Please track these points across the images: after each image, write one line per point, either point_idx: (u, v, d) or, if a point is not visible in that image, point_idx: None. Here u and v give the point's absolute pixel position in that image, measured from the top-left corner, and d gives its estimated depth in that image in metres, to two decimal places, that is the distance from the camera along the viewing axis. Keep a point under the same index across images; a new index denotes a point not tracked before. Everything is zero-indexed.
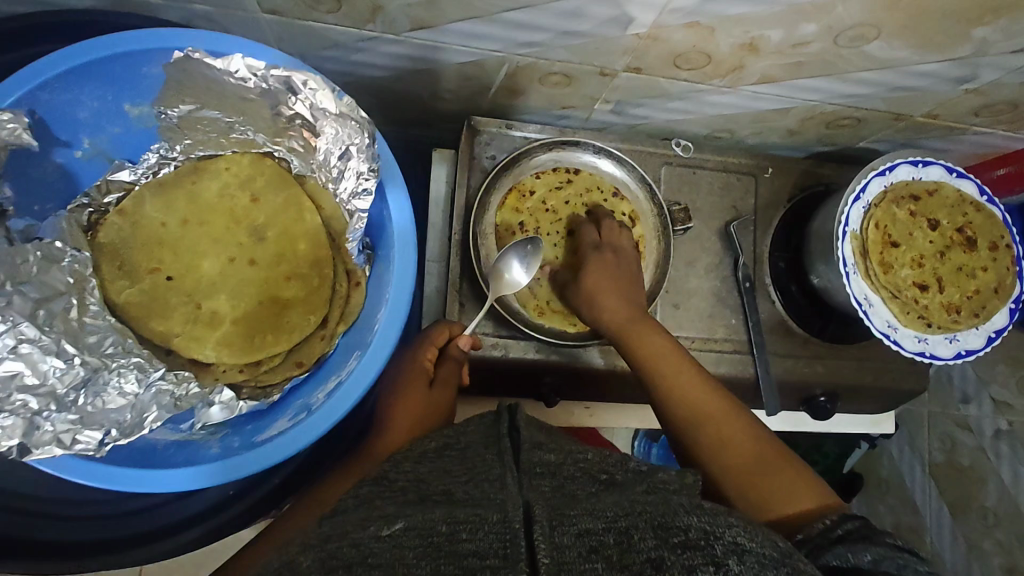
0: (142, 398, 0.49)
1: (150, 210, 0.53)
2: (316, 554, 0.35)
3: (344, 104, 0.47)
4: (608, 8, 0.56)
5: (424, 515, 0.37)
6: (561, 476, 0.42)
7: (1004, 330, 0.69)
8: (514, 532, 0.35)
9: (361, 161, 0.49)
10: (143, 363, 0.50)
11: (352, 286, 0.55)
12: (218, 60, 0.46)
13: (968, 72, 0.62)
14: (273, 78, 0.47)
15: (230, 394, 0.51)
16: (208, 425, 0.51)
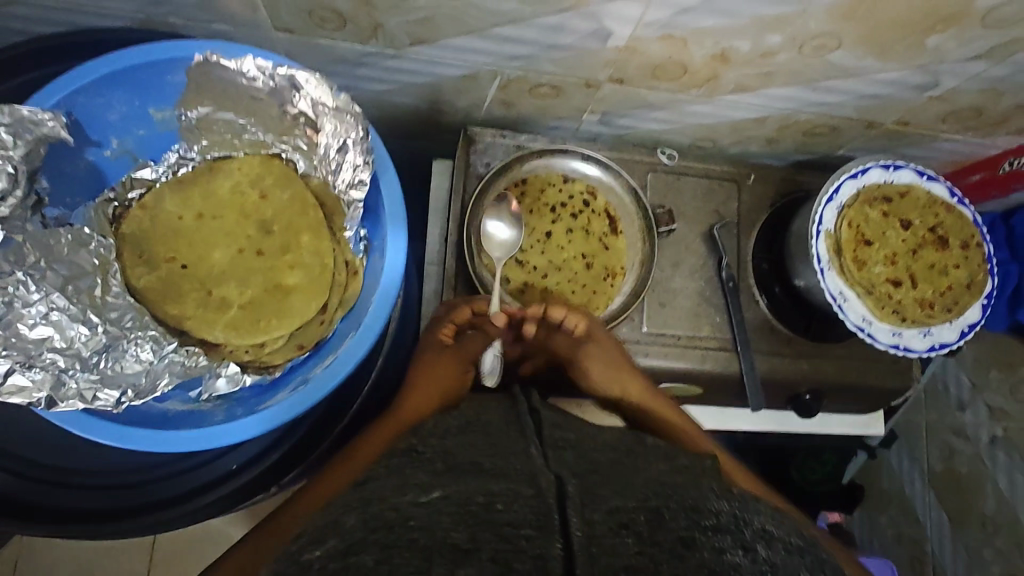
0: (156, 365, 0.54)
1: (169, 205, 0.58)
2: (361, 513, 0.38)
3: (341, 99, 0.54)
4: (588, 23, 0.61)
5: (459, 488, 0.40)
6: (580, 450, 0.48)
7: (976, 324, 0.72)
8: (548, 507, 0.38)
9: (356, 153, 0.55)
10: (159, 336, 0.55)
11: (350, 275, 0.59)
12: (232, 62, 0.52)
13: (929, 79, 0.67)
14: (279, 76, 0.53)
15: (235, 368, 0.56)
16: (214, 396, 0.56)
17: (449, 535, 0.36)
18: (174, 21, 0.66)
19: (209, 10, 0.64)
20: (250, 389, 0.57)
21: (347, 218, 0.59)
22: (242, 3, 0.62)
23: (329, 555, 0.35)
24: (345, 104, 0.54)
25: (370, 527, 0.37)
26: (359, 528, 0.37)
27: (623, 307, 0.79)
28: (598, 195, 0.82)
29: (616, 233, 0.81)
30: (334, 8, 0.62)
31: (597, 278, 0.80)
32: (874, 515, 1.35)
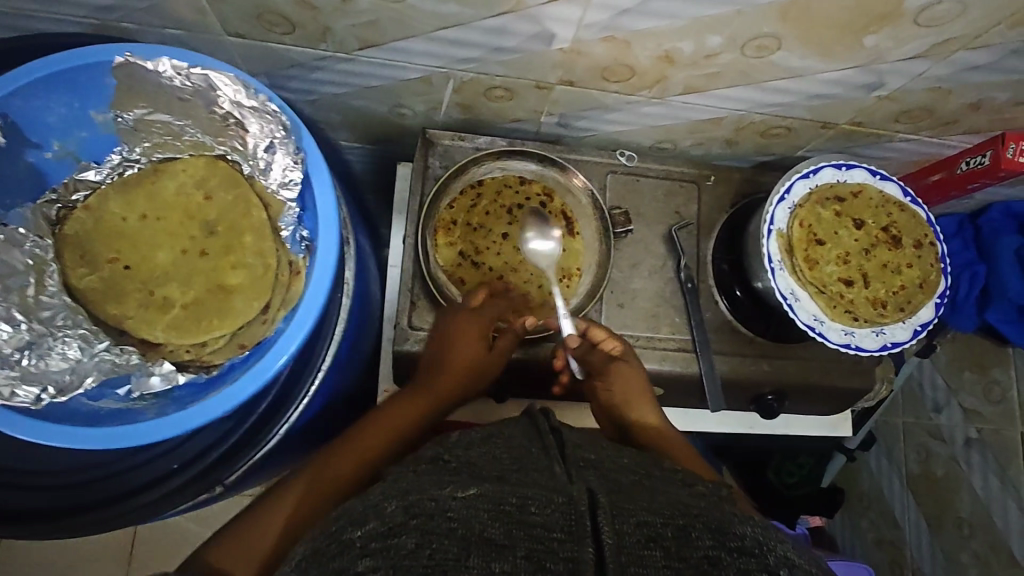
0: (83, 363, 0.56)
1: (113, 207, 0.59)
2: (401, 501, 0.40)
3: (262, 100, 0.56)
4: (530, 25, 0.61)
5: (494, 488, 0.41)
6: (603, 468, 0.46)
7: (929, 323, 0.72)
8: (579, 513, 0.39)
9: (286, 153, 0.57)
10: (89, 335, 0.56)
11: (293, 275, 0.59)
12: (148, 62, 0.54)
13: (874, 79, 0.67)
14: (195, 76, 0.54)
15: (170, 366, 0.56)
16: (147, 394, 0.56)
17: (484, 533, 0.38)
18: (128, 26, 0.67)
19: (160, 15, 0.65)
20: (185, 386, 0.56)
21: (281, 217, 0.60)
22: (192, 8, 0.63)
23: (370, 535, 0.38)
24: (266, 104, 0.55)
25: (410, 514, 0.39)
26: (399, 513, 0.39)
27: (579, 308, 0.79)
28: (555, 196, 0.82)
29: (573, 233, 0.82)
30: (281, 13, 0.63)
31: (553, 277, 0.80)
32: (855, 520, 1.34)
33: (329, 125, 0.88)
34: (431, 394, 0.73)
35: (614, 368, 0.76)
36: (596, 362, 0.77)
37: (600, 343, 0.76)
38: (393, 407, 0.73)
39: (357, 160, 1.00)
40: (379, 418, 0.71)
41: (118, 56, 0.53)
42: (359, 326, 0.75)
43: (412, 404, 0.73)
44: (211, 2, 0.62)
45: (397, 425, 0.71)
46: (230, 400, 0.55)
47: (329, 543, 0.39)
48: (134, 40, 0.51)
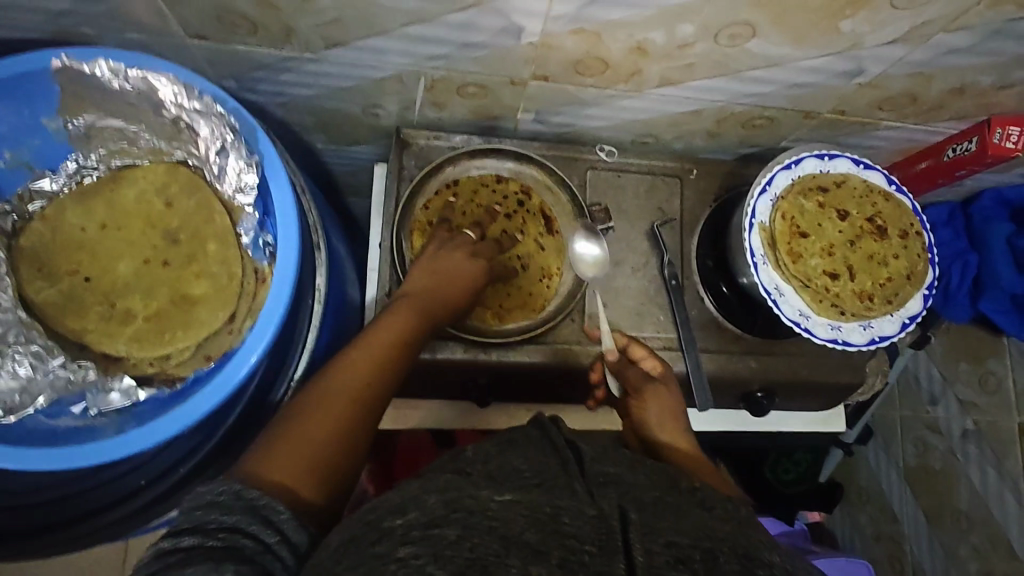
0: (38, 381, 0.54)
1: (71, 217, 0.58)
2: (441, 495, 0.40)
3: (204, 101, 0.54)
4: (496, 18, 0.60)
5: (529, 493, 0.41)
6: (626, 484, 0.44)
7: (918, 316, 0.70)
8: (611, 527, 0.38)
9: (237, 156, 0.56)
10: (42, 351, 0.54)
11: (259, 282, 0.58)
12: (86, 65, 0.52)
13: (854, 66, 0.65)
14: (132, 78, 0.53)
15: (130, 382, 0.55)
16: (110, 411, 0.55)
17: (522, 536, 0.38)
18: (87, 31, 0.65)
19: (118, 19, 0.63)
20: (145, 402, 0.55)
21: (241, 224, 0.59)
22: (150, 10, 0.62)
23: (410, 524, 0.38)
24: (211, 104, 0.54)
25: (451, 508, 0.39)
26: (440, 507, 0.39)
27: (561, 307, 0.79)
28: (532, 195, 0.82)
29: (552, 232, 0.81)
30: (241, 13, 0.61)
31: (531, 279, 0.80)
32: (854, 515, 1.33)
33: (303, 128, 0.87)
34: (438, 308, 0.66)
35: (649, 386, 0.68)
36: (630, 379, 0.71)
37: (638, 362, 0.72)
38: (394, 312, 0.63)
39: (335, 163, 0.99)
40: (384, 323, 0.61)
41: (52, 61, 0.52)
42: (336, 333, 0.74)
43: (418, 312, 0.64)
44: (168, 4, 0.61)
45: (407, 331, 0.62)
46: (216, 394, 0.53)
47: (367, 530, 0.39)
48: (63, 43, 0.50)
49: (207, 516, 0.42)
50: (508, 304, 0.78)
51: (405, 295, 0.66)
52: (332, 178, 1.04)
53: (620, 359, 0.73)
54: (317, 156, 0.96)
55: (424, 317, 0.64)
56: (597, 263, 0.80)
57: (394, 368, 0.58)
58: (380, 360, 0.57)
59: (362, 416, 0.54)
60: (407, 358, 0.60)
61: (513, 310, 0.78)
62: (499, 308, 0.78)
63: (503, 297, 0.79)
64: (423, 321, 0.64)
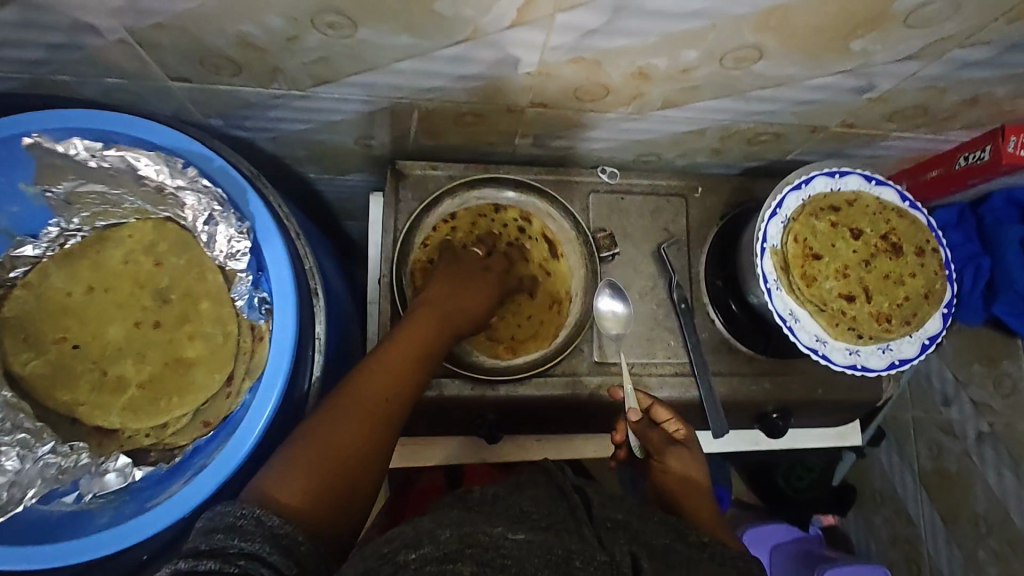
0: (25, 474, 0.55)
1: (57, 282, 0.60)
2: (455, 530, 0.44)
3: (190, 175, 0.56)
4: (491, 51, 0.57)
5: (541, 535, 0.45)
6: (632, 530, 0.49)
7: (937, 336, 0.68)
8: (617, 567, 0.44)
9: (227, 226, 0.58)
10: (29, 439, 0.56)
11: (256, 341, 0.60)
12: (59, 144, 0.54)
13: (865, 82, 0.63)
14: (110, 157, 0.56)
15: (125, 460, 0.56)
16: (107, 492, 0.56)
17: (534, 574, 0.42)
18: (63, 78, 0.62)
19: (95, 66, 0.60)
20: (143, 480, 0.56)
21: (234, 286, 0.60)
22: (128, 57, 0.59)
23: (424, 559, 0.41)
24: (196, 176, 0.56)
25: (465, 542, 0.43)
26: (454, 541, 0.43)
27: (569, 340, 0.75)
28: (534, 220, 0.80)
29: (557, 261, 0.80)
30: (224, 56, 0.58)
31: (541, 308, 0.80)
32: (868, 516, 1.31)
33: (295, 161, 0.84)
34: (456, 319, 0.66)
35: (673, 449, 0.71)
36: (653, 440, 0.72)
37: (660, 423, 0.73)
38: (415, 323, 0.63)
39: (329, 191, 0.96)
40: (405, 333, 0.61)
41: (24, 136, 0.53)
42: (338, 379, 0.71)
43: (437, 323, 0.64)
44: (147, 49, 0.57)
45: (427, 343, 0.61)
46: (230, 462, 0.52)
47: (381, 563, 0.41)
48: (37, 120, 0.52)
49: (227, 539, 0.41)
50: (521, 328, 0.79)
51: (422, 304, 0.66)
52: (325, 205, 1.01)
53: (643, 420, 0.73)
54: (309, 185, 0.93)
55: (442, 328, 0.64)
56: (621, 318, 0.78)
57: (414, 381, 0.58)
58: (400, 373, 0.57)
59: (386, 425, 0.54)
60: (425, 370, 0.60)
61: (526, 338, 0.78)
62: (512, 338, 0.78)
63: (517, 322, 0.79)
64: (442, 331, 0.64)
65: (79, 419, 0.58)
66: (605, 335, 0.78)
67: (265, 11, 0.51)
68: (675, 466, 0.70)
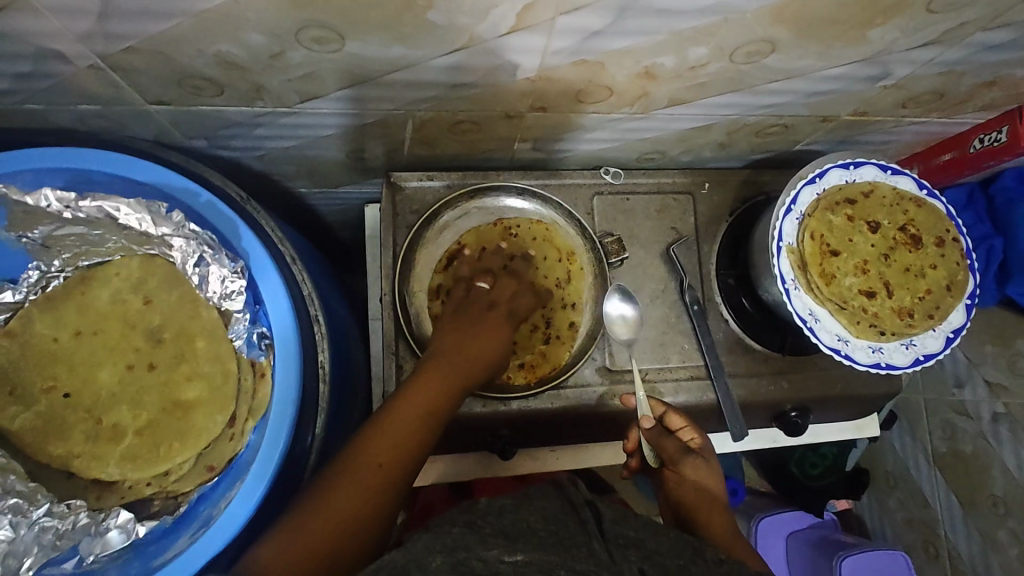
0: (23, 539, 0.53)
1: (41, 328, 0.57)
2: (447, 557, 0.42)
3: (177, 219, 0.55)
4: (488, 58, 0.53)
5: (542, 555, 0.43)
6: (646, 548, 0.47)
7: (962, 329, 0.66)
8: None
9: (221, 266, 0.56)
10: (22, 503, 0.53)
11: (257, 377, 0.58)
12: (29, 196, 0.53)
13: (879, 70, 0.60)
14: (86, 208, 0.54)
15: (127, 516, 0.54)
16: (110, 552, 0.54)
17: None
18: (34, 107, 0.59)
19: (68, 94, 0.57)
20: (148, 535, 0.54)
21: (230, 326, 0.58)
22: (102, 83, 0.55)
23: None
24: (182, 221, 0.55)
25: (457, 571, 0.41)
26: (445, 569, 0.41)
27: (580, 351, 0.74)
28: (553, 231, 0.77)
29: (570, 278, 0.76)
30: (205, 77, 0.55)
31: (553, 321, 0.75)
32: (883, 499, 1.29)
33: (285, 177, 0.80)
34: (464, 368, 0.63)
35: (689, 459, 0.67)
36: (668, 449, 0.68)
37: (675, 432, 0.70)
38: (426, 379, 0.60)
39: (322, 204, 0.93)
40: (415, 391, 0.59)
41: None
42: (344, 406, 0.69)
43: (447, 378, 0.61)
44: (121, 74, 0.54)
45: (435, 402, 0.58)
46: (233, 522, 0.51)
47: None
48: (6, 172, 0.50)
49: None
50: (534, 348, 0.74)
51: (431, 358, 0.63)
52: (319, 218, 0.97)
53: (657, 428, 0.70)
54: (301, 200, 0.89)
55: (451, 383, 0.61)
56: (631, 322, 0.76)
57: (420, 444, 0.56)
58: (407, 437, 0.55)
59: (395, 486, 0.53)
60: (434, 430, 0.58)
61: (539, 356, 0.74)
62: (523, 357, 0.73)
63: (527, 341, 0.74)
64: (457, 381, 0.61)
65: (77, 472, 0.55)
66: (615, 340, 0.75)
67: (244, 28, 0.48)
68: (692, 477, 0.66)
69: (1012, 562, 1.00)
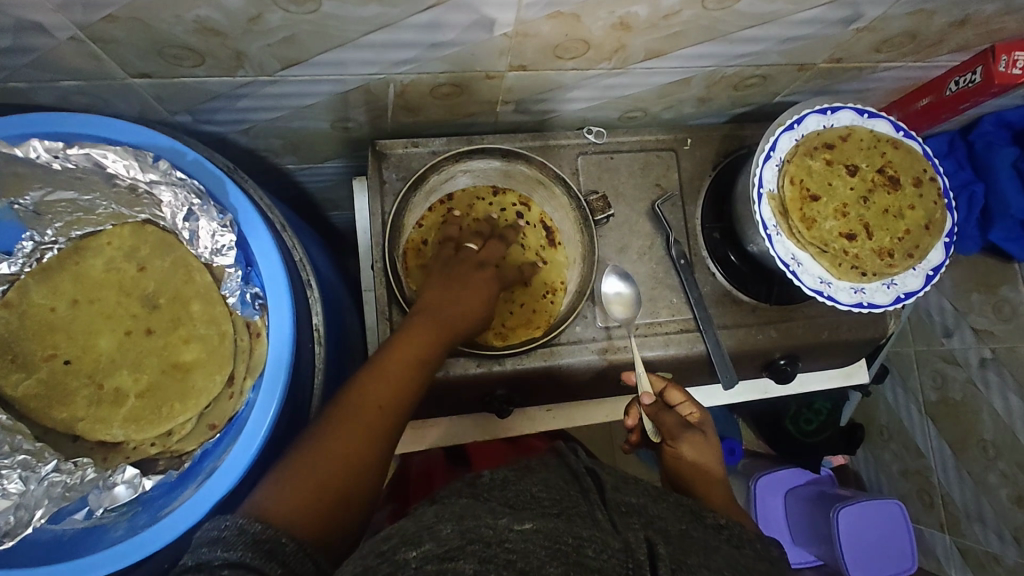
0: (35, 493, 0.55)
1: (37, 297, 0.59)
2: (456, 525, 0.41)
3: (167, 174, 0.55)
4: (464, 14, 0.54)
5: (549, 524, 0.42)
6: (647, 515, 0.48)
7: (941, 265, 0.67)
8: (637, 562, 0.40)
9: (210, 221, 0.57)
10: (31, 458, 0.56)
11: (253, 337, 0.60)
12: (17, 148, 0.53)
13: (852, 12, 0.61)
14: (74, 157, 0.54)
15: (133, 471, 0.56)
16: (118, 505, 0.56)
17: (543, 570, 0.38)
18: (17, 85, 0.59)
19: (47, 69, 0.57)
20: (154, 489, 0.56)
21: (223, 284, 0.60)
22: (84, 56, 0.56)
23: (425, 557, 0.38)
24: (168, 169, 0.55)
25: (467, 539, 0.40)
26: (456, 537, 0.40)
27: (570, 308, 0.75)
28: (532, 205, 0.78)
29: (528, 204, 0.78)
30: (185, 46, 0.55)
31: (540, 289, 0.76)
32: (878, 452, 1.30)
33: (271, 152, 0.81)
34: (457, 327, 0.65)
35: (687, 432, 0.68)
36: (668, 423, 0.69)
37: (675, 406, 0.71)
38: (414, 333, 0.62)
39: (310, 181, 0.94)
40: (400, 345, 0.60)
41: None
42: (339, 368, 0.72)
43: (437, 331, 0.63)
44: (102, 45, 0.54)
45: (425, 356, 0.61)
46: (234, 469, 0.53)
47: (380, 562, 0.38)
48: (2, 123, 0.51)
49: (211, 552, 0.40)
50: (526, 310, 0.75)
51: (419, 313, 0.64)
52: (308, 194, 0.98)
53: (657, 403, 0.71)
54: (289, 176, 0.90)
55: (439, 337, 0.63)
56: (628, 301, 0.77)
57: (410, 393, 0.58)
58: (398, 391, 0.57)
59: (384, 437, 0.55)
60: (422, 380, 0.60)
61: (529, 312, 0.75)
62: (532, 313, 0.75)
63: (523, 296, 0.75)
64: (443, 336, 0.63)
65: (82, 434, 0.58)
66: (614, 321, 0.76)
67: None
68: (689, 448, 0.67)
69: (1003, 503, 1.01)
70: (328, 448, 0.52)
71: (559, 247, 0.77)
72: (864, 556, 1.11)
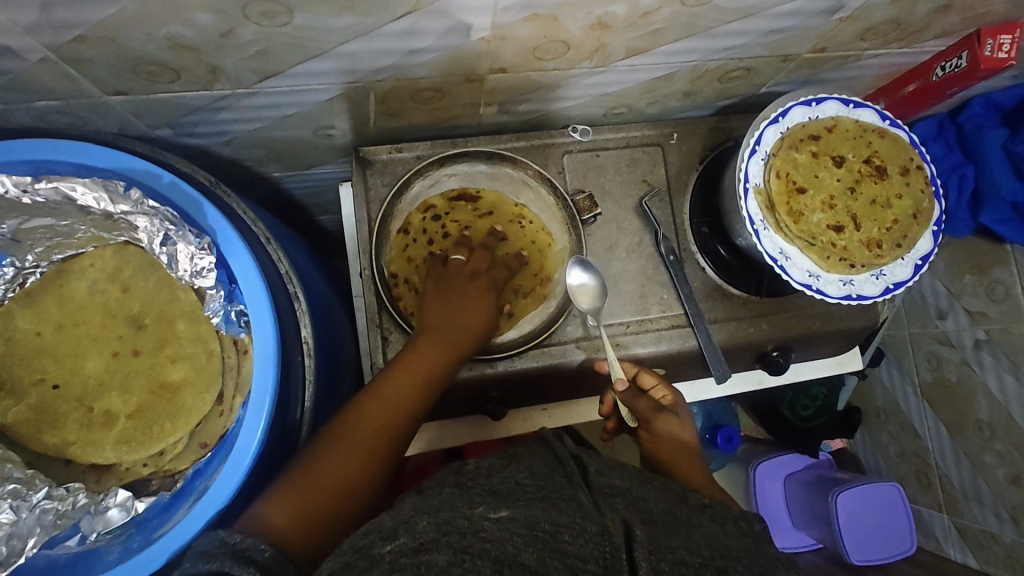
0: (26, 522, 0.55)
1: (22, 323, 0.60)
2: (432, 517, 0.41)
3: (138, 201, 0.56)
4: (439, 20, 0.53)
5: (526, 511, 0.42)
6: (631, 496, 0.48)
7: (929, 255, 0.68)
8: (614, 545, 0.39)
9: (188, 245, 0.57)
10: (20, 487, 0.56)
11: (240, 354, 0.60)
12: None
13: (834, 3, 0.60)
14: (43, 190, 0.55)
15: (125, 494, 0.57)
16: (112, 528, 0.56)
17: (519, 556, 0.38)
18: None
19: (20, 91, 0.57)
20: (147, 511, 0.57)
21: (206, 304, 0.60)
22: (58, 76, 0.55)
23: (400, 550, 0.38)
24: (140, 198, 0.55)
25: (443, 531, 0.39)
26: (431, 530, 0.39)
27: (560, 308, 0.75)
28: (433, 201, 0.76)
29: (432, 205, 0.76)
30: (159, 61, 0.55)
31: (541, 265, 0.77)
32: (875, 435, 1.31)
33: (255, 162, 0.81)
34: (461, 337, 0.65)
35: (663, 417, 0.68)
36: (642, 409, 0.69)
37: (648, 390, 0.71)
38: (426, 345, 0.62)
39: (297, 188, 0.93)
40: (412, 359, 0.61)
41: None
42: (332, 378, 0.72)
43: (442, 343, 0.63)
44: (74, 65, 0.54)
45: (440, 368, 0.61)
46: (226, 488, 0.53)
47: (357, 557, 0.38)
48: None
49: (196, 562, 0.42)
50: (525, 291, 0.76)
51: (427, 326, 0.65)
52: (296, 201, 0.98)
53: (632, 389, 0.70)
54: (275, 185, 0.90)
55: (448, 348, 0.63)
56: (594, 290, 0.75)
57: (417, 406, 0.59)
58: (403, 402, 0.58)
59: (384, 447, 0.55)
60: (434, 393, 0.60)
61: (534, 296, 0.76)
62: (537, 253, 0.77)
63: (519, 277, 0.76)
64: (444, 346, 0.63)
65: (74, 458, 0.58)
66: (583, 310, 0.75)
67: (190, 7, 0.48)
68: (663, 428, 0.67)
69: (1000, 482, 1.02)
70: (325, 462, 0.52)
71: (539, 229, 0.78)
72: (863, 537, 1.12)
